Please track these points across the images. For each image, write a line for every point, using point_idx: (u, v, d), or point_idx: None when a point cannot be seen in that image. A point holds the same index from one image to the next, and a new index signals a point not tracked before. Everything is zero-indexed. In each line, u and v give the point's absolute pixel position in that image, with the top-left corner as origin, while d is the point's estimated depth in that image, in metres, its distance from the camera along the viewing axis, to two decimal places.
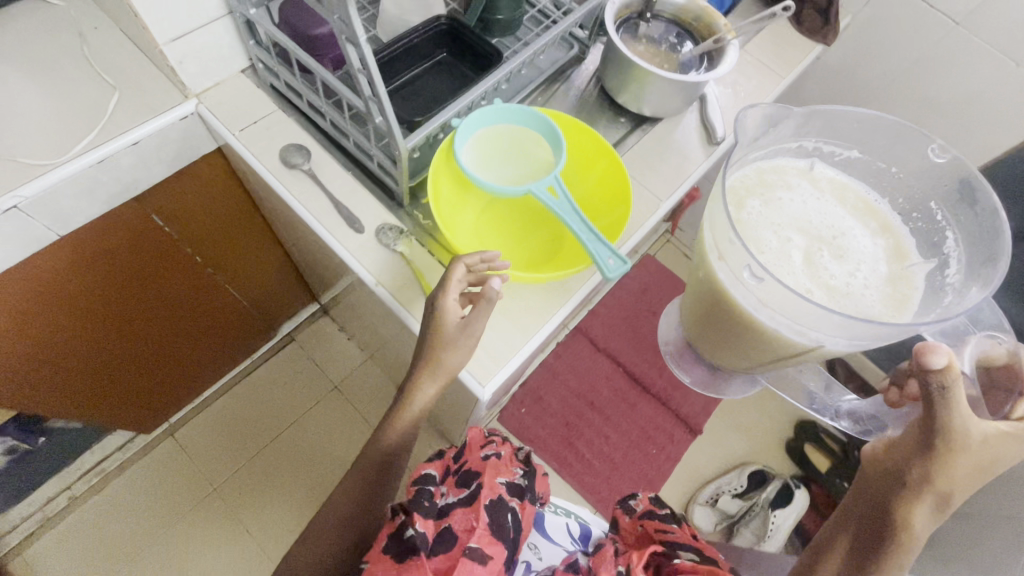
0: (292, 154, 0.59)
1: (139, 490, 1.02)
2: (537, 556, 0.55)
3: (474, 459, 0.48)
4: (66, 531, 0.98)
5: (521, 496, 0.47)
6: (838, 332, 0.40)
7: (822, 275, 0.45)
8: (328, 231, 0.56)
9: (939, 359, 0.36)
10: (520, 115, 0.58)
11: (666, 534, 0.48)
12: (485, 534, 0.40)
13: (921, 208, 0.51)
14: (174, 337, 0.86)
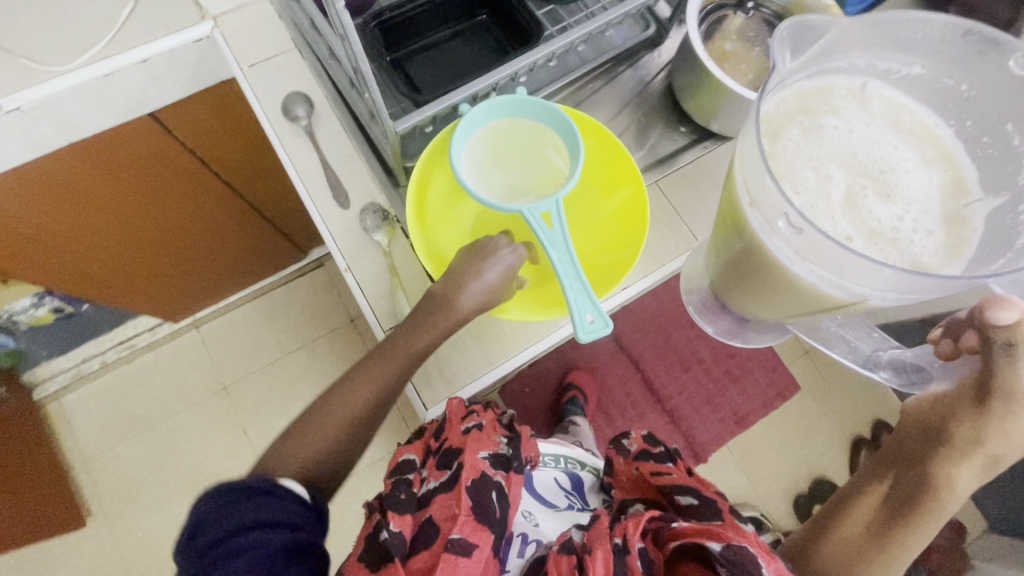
0: (295, 104, 0.66)
1: (162, 369, 1.41)
2: (532, 521, 0.69)
3: (455, 437, 0.58)
4: (113, 393, 1.39)
5: (506, 468, 0.59)
6: (886, 286, 0.38)
7: (865, 220, 0.41)
8: (314, 198, 0.64)
9: (1013, 314, 0.37)
10: (538, 110, 0.60)
11: (662, 477, 0.60)
12: (468, 520, 0.51)
13: (994, 130, 0.44)
14: (187, 243, 1.06)
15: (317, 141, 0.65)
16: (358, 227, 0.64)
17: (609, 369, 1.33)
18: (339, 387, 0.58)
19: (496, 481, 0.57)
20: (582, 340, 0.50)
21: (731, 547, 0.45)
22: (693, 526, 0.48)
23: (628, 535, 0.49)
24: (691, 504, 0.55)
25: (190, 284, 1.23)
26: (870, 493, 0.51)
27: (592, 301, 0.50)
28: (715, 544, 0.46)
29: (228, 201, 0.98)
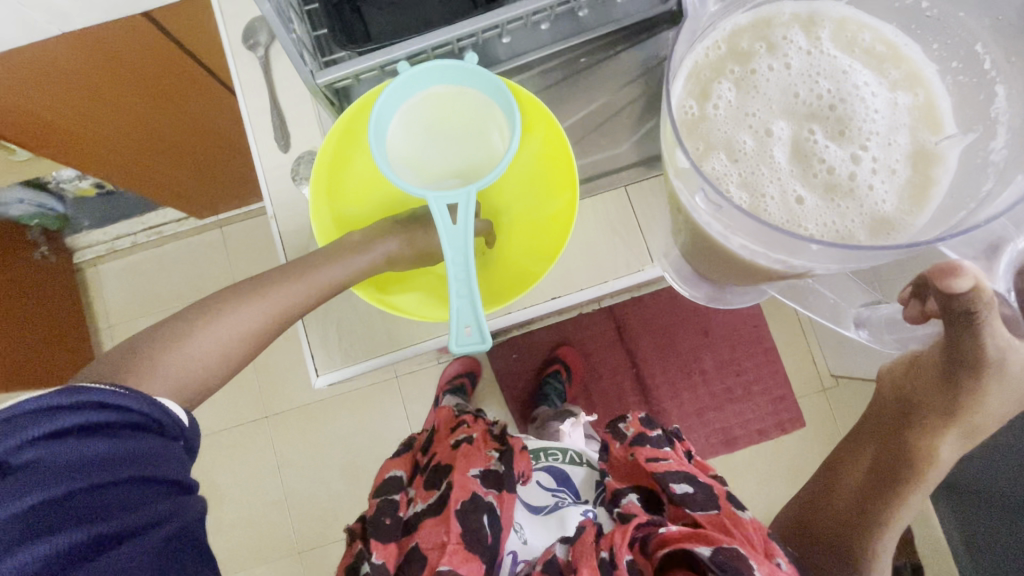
0: (256, 32, 0.60)
1: (175, 252, 1.53)
2: (522, 539, 0.76)
3: (442, 452, 0.77)
4: (131, 266, 1.53)
5: (499, 488, 0.70)
6: (825, 258, 0.38)
7: (817, 173, 0.40)
8: (256, 143, 0.60)
9: (968, 283, 0.38)
10: (458, 75, 0.51)
11: (659, 463, 0.64)
12: (458, 545, 0.62)
13: (962, 54, 0.42)
14: (168, 142, 1.06)
15: (271, 76, 0.60)
16: (292, 177, 0.59)
17: (607, 356, 1.44)
18: (233, 302, 0.54)
19: (486, 500, 0.68)
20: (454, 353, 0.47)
21: (721, 552, 0.51)
22: (683, 532, 0.54)
23: (617, 550, 0.56)
24: (687, 494, 0.61)
25: (203, 186, 1.29)
26: (859, 464, 0.58)
27: (475, 314, 0.47)
28: (706, 549, 0.52)
29: (221, 100, 1.01)
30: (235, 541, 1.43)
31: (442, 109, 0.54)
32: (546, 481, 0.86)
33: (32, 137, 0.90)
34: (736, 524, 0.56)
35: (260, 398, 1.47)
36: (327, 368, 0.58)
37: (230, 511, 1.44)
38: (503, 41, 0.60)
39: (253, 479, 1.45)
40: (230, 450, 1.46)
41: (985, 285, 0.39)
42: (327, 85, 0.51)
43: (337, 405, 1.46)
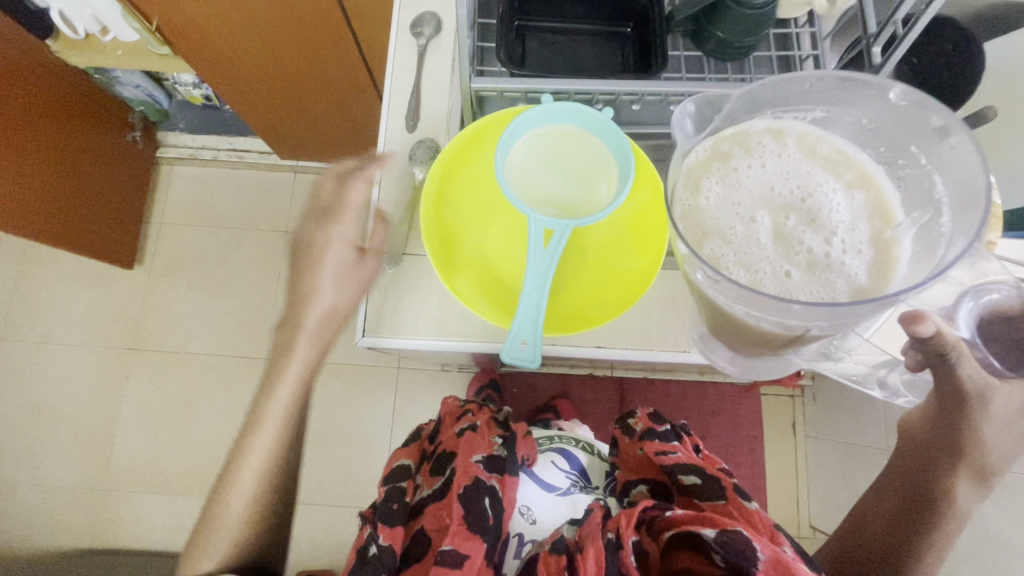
0: (423, 24, 0.66)
1: (244, 181, 1.60)
2: (528, 520, 0.70)
3: (450, 439, 0.69)
4: (199, 177, 1.60)
5: (500, 473, 0.64)
6: (816, 315, 0.39)
7: (795, 249, 0.41)
8: (388, 116, 0.65)
9: (928, 329, 0.42)
10: (561, 115, 0.56)
11: (668, 457, 0.63)
12: (460, 529, 0.55)
13: (904, 154, 0.44)
14: (283, 80, 1.11)
15: (421, 64, 0.66)
16: (407, 157, 0.64)
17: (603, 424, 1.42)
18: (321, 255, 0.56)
19: (489, 485, 0.62)
20: (501, 363, 0.53)
21: (727, 533, 0.48)
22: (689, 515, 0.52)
23: (622, 530, 0.51)
24: (695, 484, 0.59)
25: (302, 128, 1.34)
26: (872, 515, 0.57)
27: (535, 335, 0.52)
28: (712, 531, 0.49)
29: (349, 58, 1.07)
30: (189, 463, 1.44)
31: (540, 143, 0.57)
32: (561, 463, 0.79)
33: (175, 35, 0.97)
34: (747, 516, 0.53)
35: (265, 338, 1.50)
36: (374, 333, 0.60)
37: (198, 433, 1.45)
38: (632, 106, 0.62)
39: (228, 412, 1.46)
40: (220, 376, 1.48)
41: (946, 332, 0.43)
42: (476, 92, 0.58)
43: (331, 373, 1.48)
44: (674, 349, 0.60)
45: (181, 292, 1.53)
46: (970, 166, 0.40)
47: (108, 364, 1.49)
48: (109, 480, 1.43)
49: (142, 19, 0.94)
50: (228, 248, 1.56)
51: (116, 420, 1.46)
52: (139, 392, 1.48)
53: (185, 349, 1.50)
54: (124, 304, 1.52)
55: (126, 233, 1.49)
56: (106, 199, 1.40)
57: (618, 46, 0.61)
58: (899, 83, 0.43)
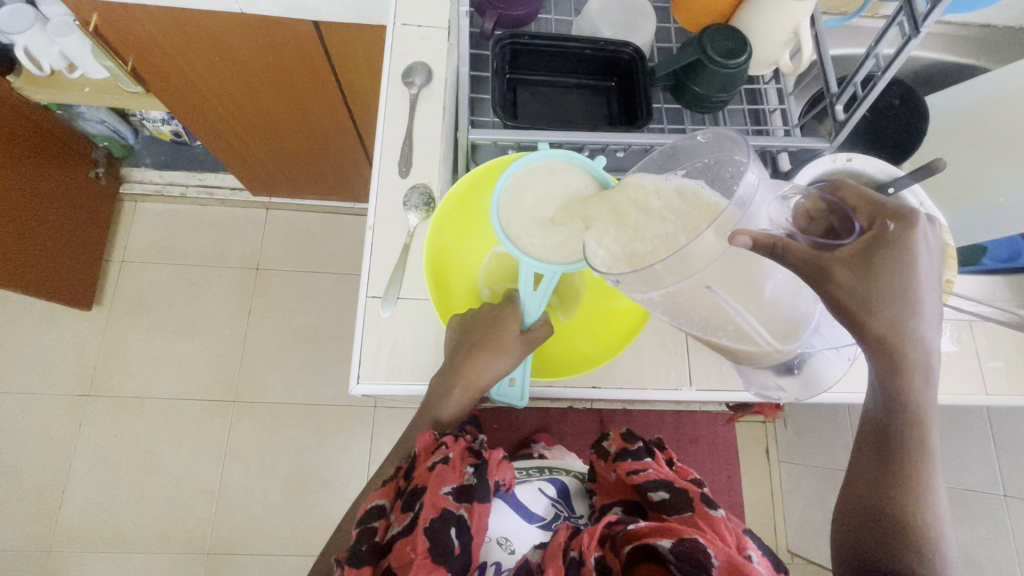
0: (415, 74, 0.68)
1: (212, 218, 1.56)
2: (508, 550, 0.57)
3: (421, 470, 0.51)
4: (165, 213, 1.55)
5: (469, 499, 0.49)
6: (687, 276, 0.43)
7: (667, 244, 0.44)
8: (384, 160, 0.66)
9: (746, 240, 0.39)
10: (529, 160, 0.56)
11: (638, 475, 0.55)
12: (424, 564, 0.43)
13: (726, 166, 0.46)
14: (260, 117, 1.09)
15: (413, 111, 0.68)
16: (401, 202, 0.65)
17: None
18: None
19: (456, 516, 0.47)
20: (494, 399, 0.60)
21: (683, 541, 0.43)
22: (648, 526, 0.45)
23: (585, 547, 0.44)
24: (665, 500, 0.52)
25: (275, 165, 1.32)
26: (847, 519, 0.48)
27: (522, 376, 0.58)
28: (667, 541, 0.43)
29: (332, 105, 1.07)
30: (148, 517, 1.34)
31: (516, 181, 0.56)
32: (546, 489, 0.69)
33: (151, 73, 0.95)
34: (709, 525, 0.47)
35: (234, 380, 1.45)
36: (369, 378, 0.59)
37: (159, 483, 1.37)
38: (618, 154, 0.64)
39: (194, 459, 1.39)
40: (184, 422, 1.41)
41: (760, 234, 0.40)
42: (473, 141, 0.60)
43: (305, 415, 1.43)
44: (666, 386, 0.62)
45: (143, 334, 1.46)
46: (742, 163, 0.44)
47: (60, 412, 1.39)
48: (57, 539, 1.32)
49: (115, 56, 0.92)
50: (195, 287, 1.50)
51: (68, 473, 1.36)
52: (94, 442, 1.38)
53: (147, 394, 1.42)
54: (79, 347, 1.44)
55: (85, 274, 1.42)
56: (62, 237, 1.32)
57: (605, 99, 0.65)
58: (703, 127, 0.47)
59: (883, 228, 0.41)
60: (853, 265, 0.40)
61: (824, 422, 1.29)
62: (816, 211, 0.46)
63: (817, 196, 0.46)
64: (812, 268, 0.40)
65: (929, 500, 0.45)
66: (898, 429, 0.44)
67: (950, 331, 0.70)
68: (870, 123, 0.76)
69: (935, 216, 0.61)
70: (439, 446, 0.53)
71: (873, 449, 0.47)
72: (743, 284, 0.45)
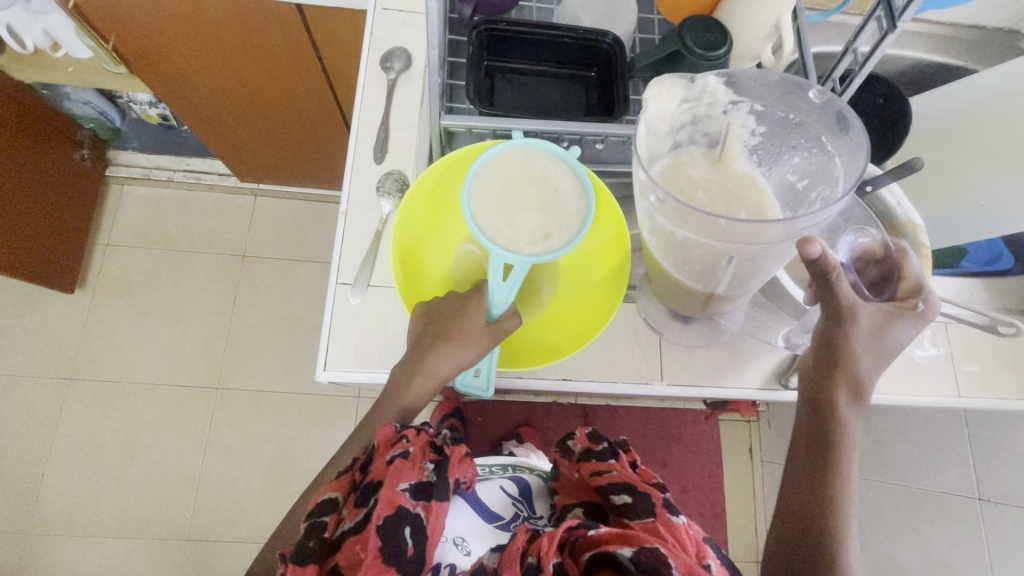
0: (393, 59, 0.67)
1: (200, 204, 1.55)
2: (463, 551, 0.57)
3: (379, 464, 0.49)
4: (152, 198, 1.54)
5: (427, 498, 0.48)
6: (719, 237, 0.44)
7: (728, 198, 0.49)
8: (359, 145, 0.66)
9: (818, 251, 0.40)
10: (512, 147, 0.56)
11: (602, 476, 0.55)
12: (374, 564, 0.43)
13: (802, 133, 0.53)
14: (244, 101, 1.08)
15: (390, 97, 0.67)
16: (375, 188, 0.65)
17: None
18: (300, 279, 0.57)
19: (412, 514, 0.47)
20: (459, 390, 0.59)
21: (642, 551, 0.43)
22: (608, 533, 0.45)
23: (543, 552, 0.43)
24: (626, 504, 0.51)
25: (263, 151, 1.31)
26: (779, 523, 0.49)
27: (488, 366, 0.58)
28: (628, 549, 0.43)
29: (317, 91, 1.06)
30: (128, 502, 1.34)
31: (487, 168, 0.56)
32: (508, 487, 0.71)
33: (133, 53, 0.93)
34: (670, 531, 0.47)
35: (218, 367, 1.44)
36: (336, 366, 0.59)
37: (140, 468, 1.36)
38: (596, 146, 0.63)
39: (176, 445, 1.38)
40: (167, 408, 1.40)
41: (831, 258, 0.42)
42: (446, 127, 0.59)
43: (288, 403, 1.43)
44: (636, 381, 0.61)
45: (127, 319, 1.45)
46: (849, 146, 0.49)
47: (42, 395, 1.39)
48: (36, 522, 1.31)
49: (96, 35, 0.90)
50: (181, 273, 1.49)
51: (48, 456, 1.35)
52: (75, 426, 1.37)
53: (130, 379, 1.41)
54: (63, 330, 1.43)
55: (69, 256, 1.40)
56: (45, 217, 1.31)
57: (584, 90, 0.64)
58: (818, 86, 0.50)
59: (913, 305, 0.48)
60: (879, 318, 0.46)
61: None
62: (868, 257, 0.54)
63: (883, 245, 0.53)
64: (847, 306, 0.45)
65: (847, 501, 0.46)
66: (830, 419, 0.47)
67: (927, 334, 0.70)
68: (855, 121, 0.75)
69: (911, 216, 0.60)
70: (399, 440, 0.52)
71: (806, 444, 0.48)
72: (763, 250, 0.44)
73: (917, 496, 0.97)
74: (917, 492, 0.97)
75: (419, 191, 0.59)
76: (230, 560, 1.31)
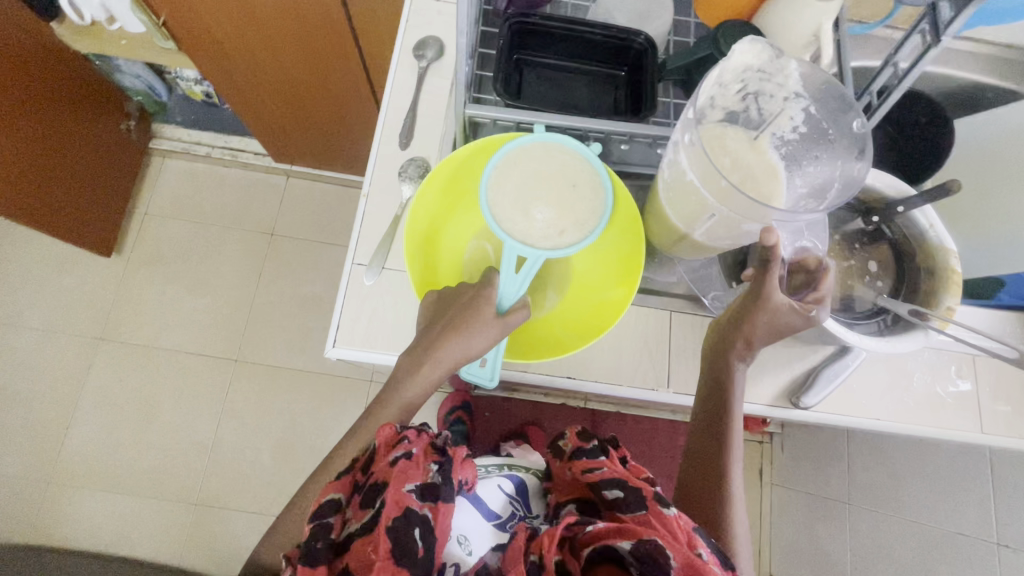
0: (426, 47, 0.68)
1: (234, 180, 1.59)
2: (466, 550, 0.54)
3: (382, 467, 0.50)
4: (190, 171, 1.58)
5: (434, 498, 0.48)
6: (715, 197, 0.48)
7: (745, 170, 0.50)
8: (386, 129, 0.67)
9: (771, 242, 0.48)
10: (539, 140, 0.56)
11: (593, 473, 0.53)
12: (386, 565, 0.43)
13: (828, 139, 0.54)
14: (282, 83, 1.11)
15: (420, 84, 0.68)
16: (397, 173, 0.65)
17: None
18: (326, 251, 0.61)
19: (421, 515, 0.47)
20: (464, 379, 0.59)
21: (642, 543, 0.44)
22: (607, 527, 0.45)
23: (545, 549, 0.44)
24: (618, 498, 0.50)
25: (297, 133, 1.34)
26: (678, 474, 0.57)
27: (494, 357, 0.58)
28: (627, 542, 0.44)
29: (353, 76, 1.08)
30: (144, 462, 1.39)
31: (507, 159, 0.56)
32: (505, 485, 0.68)
33: (181, 29, 0.97)
34: (663, 523, 0.46)
35: (239, 339, 1.48)
36: (345, 344, 0.60)
37: (157, 431, 1.41)
38: (620, 146, 0.63)
39: (193, 412, 1.42)
40: (187, 374, 1.45)
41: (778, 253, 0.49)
42: (471, 117, 0.60)
43: (302, 380, 1.46)
44: (641, 386, 0.61)
45: (158, 286, 1.50)
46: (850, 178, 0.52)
47: (74, 351, 1.45)
48: (58, 473, 1.37)
49: (148, 10, 0.94)
50: (211, 246, 1.54)
51: (74, 412, 1.41)
52: (101, 384, 1.43)
53: (156, 344, 1.47)
54: (97, 292, 1.49)
55: (108, 222, 1.46)
56: (89, 182, 1.37)
57: (613, 89, 0.64)
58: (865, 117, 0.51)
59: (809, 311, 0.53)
60: (778, 310, 0.53)
61: (823, 447, 1.25)
62: (801, 266, 0.56)
63: (818, 259, 0.55)
64: (758, 290, 0.52)
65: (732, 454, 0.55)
66: (722, 383, 0.56)
67: (954, 366, 0.67)
68: (894, 139, 0.73)
69: (945, 241, 0.58)
70: (400, 441, 0.52)
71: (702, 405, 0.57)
72: (744, 218, 0.49)
73: (932, 535, 0.93)
74: (932, 530, 0.93)
75: (439, 174, 0.59)
76: (235, 528, 1.35)
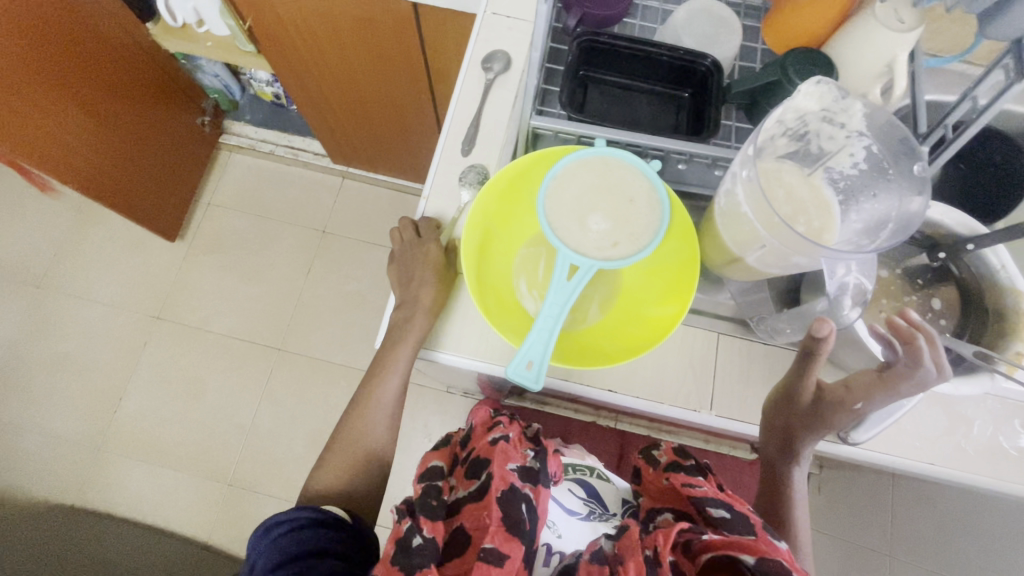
0: (494, 60, 0.71)
1: (292, 178, 1.67)
2: (555, 535, 0.62)
3: (484, 446, 0.54)
4: (253, 167, 1.67)
5: (532, 481, 0.52)
6: (767, 231, 0.49)
7: (800, 206, 0.50)
8: (450, 136, 0.69)
9: (826, 332, 0.51)
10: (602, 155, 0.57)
11: (694, 489, 0.54)
12: (499, 532, 0.45)
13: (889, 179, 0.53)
14: (348, 88, 1.16)
15: (485, 94, 0.71)
16: (458, 178, 0.68)
17: None
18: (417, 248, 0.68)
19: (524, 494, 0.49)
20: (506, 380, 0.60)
21: (765, 560, 0.43)
22: (724, 538, 0.45)
23: (660, 547, 0.44)
24: (724, 519, 0.49)
25: (357, 137, 1.40)
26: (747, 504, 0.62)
27: (542, 356, 0.53)
28: (749, 557, 0.44)
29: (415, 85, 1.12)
30: (186, 439, 1.45)
31: (568, 171, 0.57)
32: (576, 489, 0.70)
33: (263, 34, 1.03)
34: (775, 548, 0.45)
35: (283, 330, 1.54)
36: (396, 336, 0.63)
37: (200, 410, 1.48)
38: (678, 165, 0.63)
39: (234, 395, 1.48)
40: (232, 358, 1.51)
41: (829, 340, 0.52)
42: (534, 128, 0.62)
43: (339, 374, 1.50)
44: (684, 407, 0.60)
45: (214, 273, 1.58)
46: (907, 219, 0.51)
47: (132, 327, 1.54)
48: (107, 441, 1.45)
49: (236, 14, 1.01)
50: (266, 238, 1.61)
51: (128, 384, 1.50)
52: (154, 361, 1.51)
53: (207, 327, 1.54)
54: (159, 274, 1.58)
55: (175, 209, 1.56)
56: (163, 171, 1.46)
57: (675, 109, 0.65)
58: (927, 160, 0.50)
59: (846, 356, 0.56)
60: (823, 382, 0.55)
61: (866, 494, 1.19)
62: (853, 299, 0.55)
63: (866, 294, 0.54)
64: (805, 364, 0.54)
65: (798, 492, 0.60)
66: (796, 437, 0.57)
67: (1021, 417, 0.63)
68: (966, 176, 0.70)
69: (1015, 282, 0.57)
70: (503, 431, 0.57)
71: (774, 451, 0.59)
72: (798, 251, 0.49)
73: None
74: None
75: (499, 180, 0.61)
76: (264, 512, 1.39)
